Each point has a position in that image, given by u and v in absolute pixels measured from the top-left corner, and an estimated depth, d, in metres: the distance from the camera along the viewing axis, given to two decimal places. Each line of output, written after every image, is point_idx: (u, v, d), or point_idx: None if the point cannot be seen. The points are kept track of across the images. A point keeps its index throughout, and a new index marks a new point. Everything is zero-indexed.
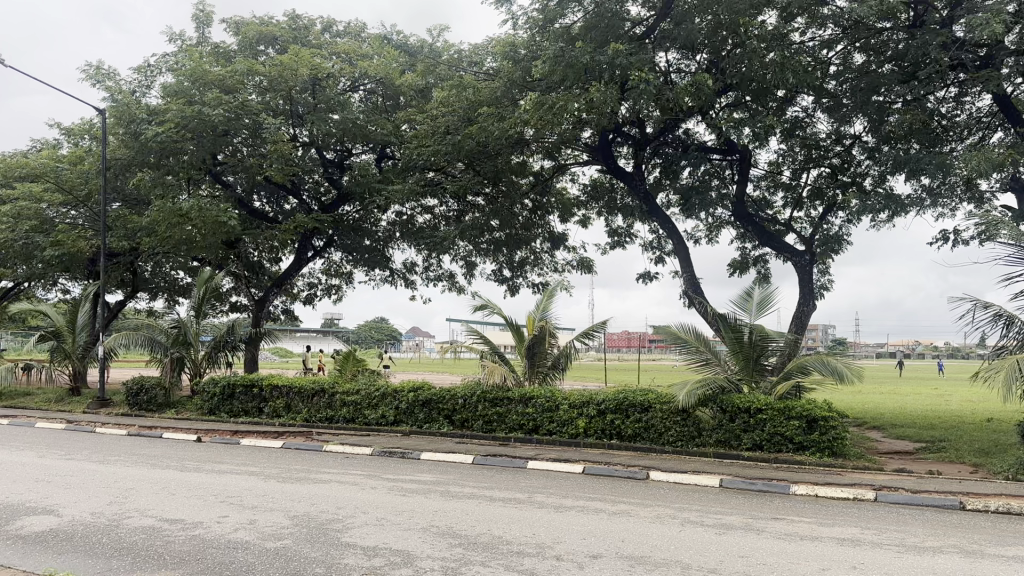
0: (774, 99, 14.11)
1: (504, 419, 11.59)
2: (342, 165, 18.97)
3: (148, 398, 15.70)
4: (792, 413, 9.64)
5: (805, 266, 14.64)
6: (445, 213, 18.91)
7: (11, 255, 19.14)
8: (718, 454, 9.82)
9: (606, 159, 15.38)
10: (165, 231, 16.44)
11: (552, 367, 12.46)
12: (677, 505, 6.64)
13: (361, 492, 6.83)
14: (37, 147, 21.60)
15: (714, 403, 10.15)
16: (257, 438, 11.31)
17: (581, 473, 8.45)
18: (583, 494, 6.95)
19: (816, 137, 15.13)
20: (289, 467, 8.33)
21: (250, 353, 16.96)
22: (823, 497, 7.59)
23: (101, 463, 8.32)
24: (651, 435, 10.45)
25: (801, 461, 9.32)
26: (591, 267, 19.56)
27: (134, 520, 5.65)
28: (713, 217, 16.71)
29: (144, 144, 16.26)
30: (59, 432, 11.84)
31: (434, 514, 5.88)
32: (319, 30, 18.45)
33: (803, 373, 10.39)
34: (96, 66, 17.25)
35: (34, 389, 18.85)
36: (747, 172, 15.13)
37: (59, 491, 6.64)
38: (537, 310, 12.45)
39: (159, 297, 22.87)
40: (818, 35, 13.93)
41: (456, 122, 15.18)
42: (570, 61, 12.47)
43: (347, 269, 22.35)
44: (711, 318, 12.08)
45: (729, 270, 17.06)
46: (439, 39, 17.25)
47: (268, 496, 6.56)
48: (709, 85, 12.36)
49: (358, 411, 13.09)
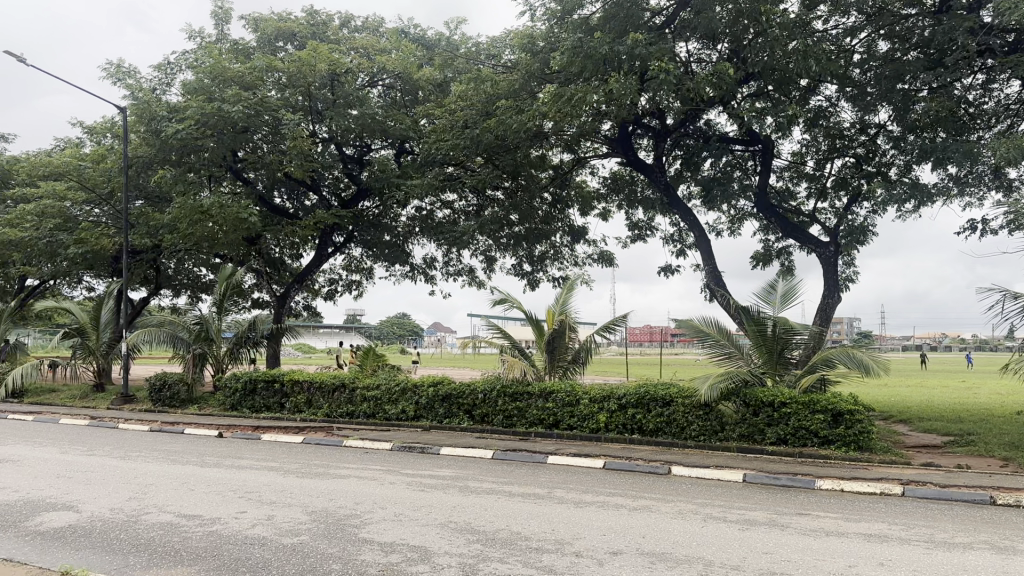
0: (797, 88, 13.90)
1: (525, 414, 11.51)
2: (361, 160, 18.96)
3: (172, 394, 15.82)
4: (816, 407, 9.48)
5: (829, 257, 14.42)
6: (465, 208, 18.85)
7: (36, 253, 19.37)
8: (742, 448, 9.68)
9: (626, 151, 15.23)
10: (186, 228, 16.52)
11: (572, 362, 12.36)
12: (700, 501, 6.52)
13: (379, 487, 6.78)
14: (61, 146, 21.81)
15: (737, 396, 10.01)
16: (278, 433, 11.33)
17: (602, 468, 8.35)
18: (604, 490, 6.85)
19: (840, 127, 14.87)
20: (309, 463, 8.31)
21: (272, 349, 17.02)
22: (849, 492, 7.43)
23: (122, 458, 8.35)
24: (673, 429, 10.32)
25: (826, 455, 9.16)
26: (612, 260, 19.43)
27: (153, 516, 5.64)
28: (735, 208, 16.51)
29: (165, 141, 16.35)
30: (82, 428, 11.94)
31: (453, 509, 5.82)
32: (337, 25, 18.42)
33: (828, 366, 10.22)
34: (117, 64, 17.35)
35: (60, 386, 19.07)
36: (770, 163, 14.92)
37: (79, 487, 6.66)
38: (557, 304, 12.36)
39: (182, 293, 23.04)
40: (841, 22, 13.68)
41: (474, 115, 15.09)
42: (588, 52, 12.34)
43: (367, 265, 22.38)
44: (734, 311, 11.93)
45: (752, 262, 16.85)
46: (456, 32, 17.15)
47: (287, 491, 6.53)
48: (730, 74, 12.17)
49: (378, 406, 13.08)
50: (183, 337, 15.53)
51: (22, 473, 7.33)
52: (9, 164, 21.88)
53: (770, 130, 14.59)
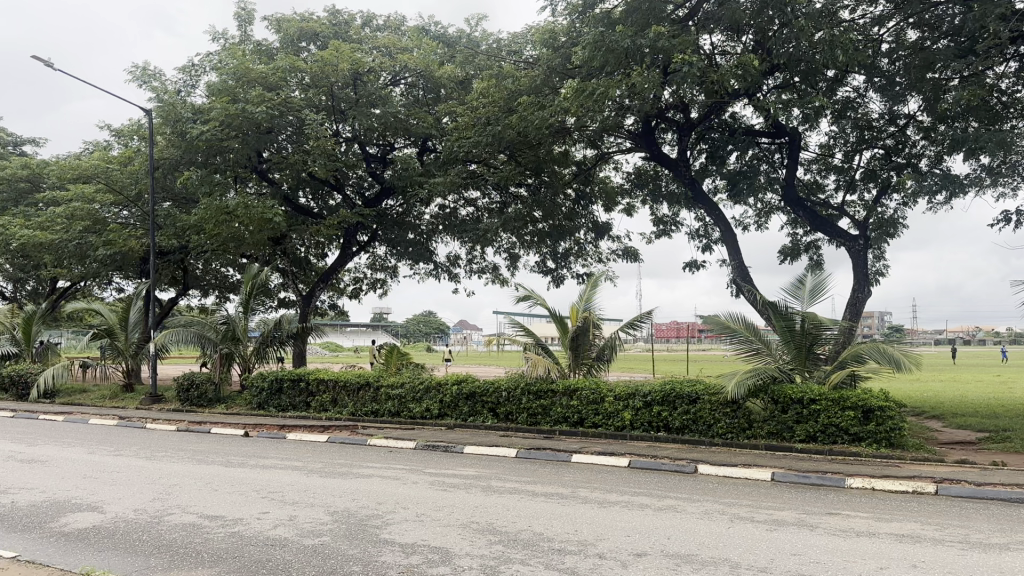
0: (823, 79, 13.67)
1: (549, 412, 11.43)
2: (385, 159, 18.97)
3: (200, 393, 15.97)
4: (846, 404, 9.31)
5: (859, 251, 14.16)
6: (488, 205, 18.78)
7: (67, 255, 19.65)
8: (770, 446, 9.53)
9: (650, 145, 15.08)
10: (212, 228, 16.64)
11: (596, 360, 12.26)
12: (727, 500, 6.40)
13: (402, 486, 6.74)
14: (89, 149, 22.09)
15: (765, 393, 9.86)
16: (304, 432, 11.35)
17: (627, 467, 8.25)
18: (629, 489, 6.76)
19: (869, 118, 14.61)
20: (333, 462, 8.31)
21: (299, 349, 17.09)
22: (881, 490, 7.26)
23: (149, 459, 8.40)
24: (699, 427, 10.19)
25: (857, 453, 8.99)
26: (637, 256, 19.29)
27: (176, 517, 5.65)
28: (762, 202, 16.29)
29: (190, 143, 16.48)
30: (111, 428, 12.07)
31: (475, 509, 5.76)
32: (359, 24, 18.42)
33: (858, 361, 10.03)
34: (142, 67, 17.51)
35: (90, 386, 19.32)
36: (797, 156, 14.70)
37: (105, 487, 6.71)
38: (581, 301, 12.27)
39: (210, 294, 23.26)
40: (869, 12, 13.45)
41: (496, 112, 15.03)
42: (610, 45, 12.22)
43: (392, 263, 22.42)
44: (761, 306, 11.76)
45: (780, 257, 16.62)
46: (477, 28, 17.07)
47: (309, 491, 6.52)
48: (755, 65, 11.98)
49: (403, 405, 13.07)
50: (210, 337, 15.64)
51: (50, 474, 7.40)
52: (39, 167, 22.22)
53: (797, 122, 14.38)
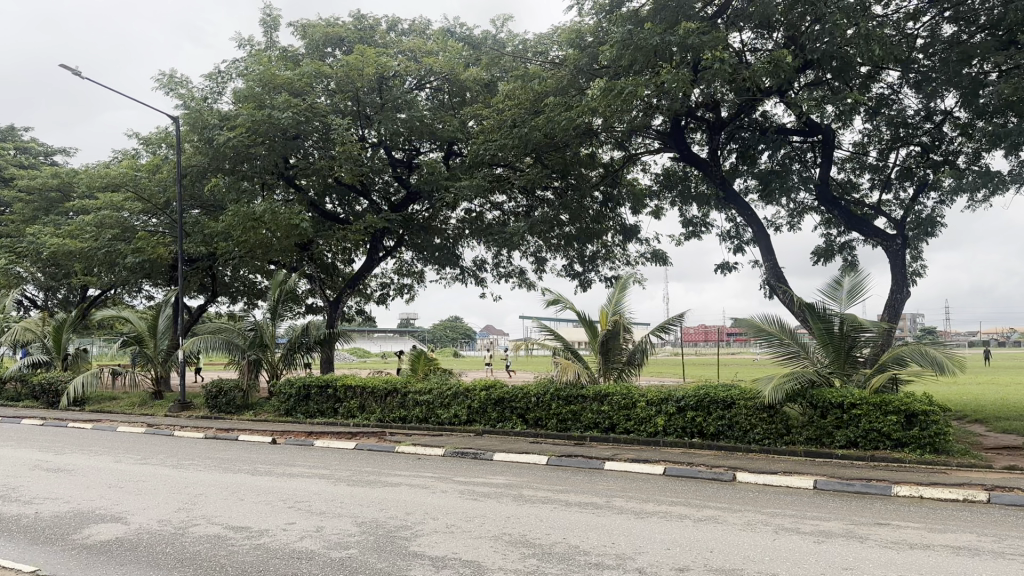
0: (857, 75, 13.34)
1: (579, 417, 11.21)
2: (411, 164, 18.87)
3: (228, 400, 15.94)
4: (888, 408, 8.98)
5: (896, 251, 13.77)
6: (514, 209, 18.60)
7: (97, 263, 19.79)
8: (809, 453, 9.22)
9: (679, 145, 14.80)
10: (239, 235, 16.66)
11: (627, 364, 12.00)
12: (769, 510, 6.13)
13: (432, 495, 6.57)
14: (118, 158, 22.27)
15: (803, 398, 9.56)
16: (332, 439, 11.22)
17: (662, 475, 8.01)
18: (665, 498, 6.52)
19: (904, 115, 14.24)
20: (361, 470, 8.15)
21: (326, 355, 17.03)
22: (929, 499, 6.93)
23: (175, 467, 8.31)
24: (735, 433, 9.90)
25: (900, 459, 8.66)
26: (666, 259, 19.00)
27: (201, 528, 5.53)
28: (795, 202, 15.95)
29: (217, 150, 16.50)
30: (139, 436, 12.05)
31: (507, 521, 5.56)
32: (384, 29, 18.35)
33: (899, 364, 9.69)
34: (169, 74, 17.58)
35: (119, 394, 19.40)
36: (831, 154, 14.35)
37: (130, 497, 6.60)
38: (610, 304, 12.04)
39: (238, 300, 23.32)
40: (902, 6, 13.09)
41: (523, 114, 14.84)
42: (638, 44, 12.02)
43: (418, 268, 22.31)
44: (797, 308, 11.45)
45: (813, 258, 16.25)
46: (502, 29, 16.90)
47: (337, 500, 6.36)
48: (788, 60, 11.68)
49: (431, 411, 12.91)
50: (237, 344, 15.59)
51: (76, 483, 7.32)
52: (68, 177, 22.41)
53: (830, 119, 14.05)
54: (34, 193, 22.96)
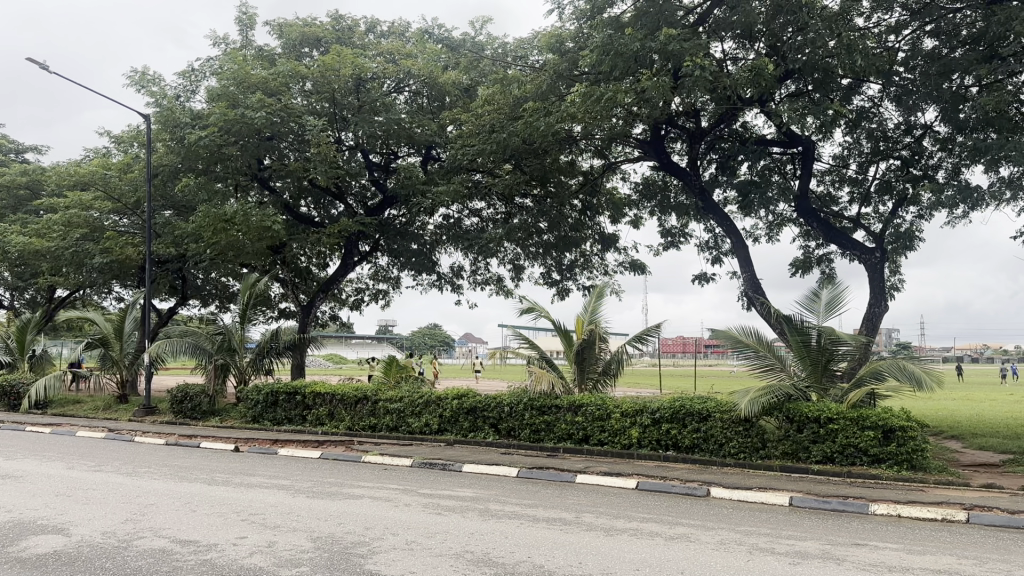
0: (839, 87, 13.26)
1: (552, 428, 10.97)
2: (388, 168, 18.61)
3: (194, 405, 15.58)
4: (866, 423, 8.82)
5: (875, 264, 13.69)
6: (493, 215, 18.39)
7: (64, 263, 19.29)
8: (785, 467, 9.04)
9: (659, 154, 14.63)
10: (210, 236, 16.28)
11: (602, 375, 11.79)
12: (743, 529, 5.92)
13: (394, 509, 6.28)
14: (89, 156, 21.80)
15: (779, 412, 9.39)
16: (298, 447, 10.90)
17: (635, 489, 7.78)
18: (637, 514, 6.29)
19: (884, 129, 14.18)
20: (323, 481, 7.84)
21: (296, 360, 16.71)
22: (908, 518, 6.76)
23: (128, 475, 7.96)
24: (710, 446, 9.71)
25: (877, 476, 8.51)
26: (644, 268, 18.85)
27: (146, 541, 5.22)
28: (774, 213, 15.86)
29: (188, 149, 16.14)
30: (98, 441, 11.65)
31: (470, 537, 5.29)
32: (363, 30, 18.10)
33: (877, 379, 9.55)
34: (141, 71, 17.20)
35: (84, 397, 18.87)
36: (811, 166, 14.24)
37: (76, 507, 6.26)
38: (586, 313, 11.82)
39: (210, 304, 22.86)
40: (884, 20, 13.05)
41: (502, 119, 14.60)
42: (617, 49, 11.86)
43: (394, 274, 22.01)
44: (774, 320, 11.32)
45: (791, 270, 16.16)
46: (482, 32, 16.70)
47: (294, 513, 6.06)
48: (769, 68, 11.54)
49: (402, 419, 12.61)
50: (205, 348, 15.20)
51: (20, 490, 6.95)
52: (37, 174, 21.91)
53: (810, 130, 13.96)
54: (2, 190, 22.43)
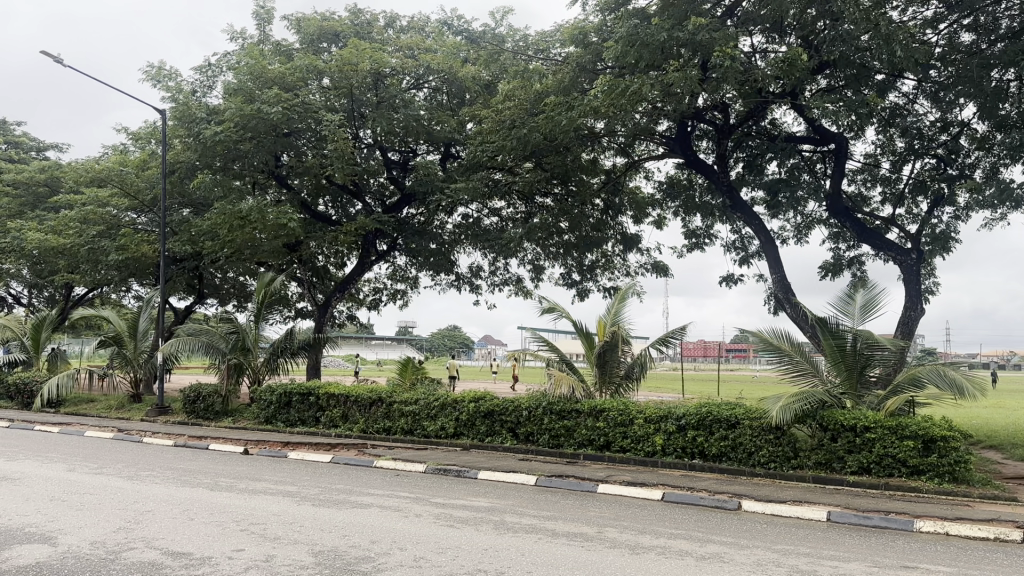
0: (874, 82, 12.70)
1: (573, 434, 10.54)
2: (406, 166, 18.27)
3: (207, 405, 15.29)
4: (905, 432, 8.32)
5: (911, 266, 13.12)
6: (513, 215, 17.97)
7: (81, 260, 19.12)
8: (818, 479, 8.55)
9: (685, 151, 14.12)
10: (226, 234, 15.98)
11: (624, 379, 11.33)
12: (779, 548, 5.48)
13: (404, 520, 5.89)
14: (107, 153, 21.62)
15: (813, 420, 8.91)
16: (309, 451, 10.53)
17: (660, 501, 7.33)
18: (663, 529, 5.85)
19: (919, 127, 13.60)
20: (331, 487, 7.46)
21: (312, 360, 16.35)
22: (957, 537, 6.26)
23: (129, 479, 7.62)
24: (738, 455, 9.21)
25: (918, 488, 7.99)
26: (667, 270, 18.36)
27: (136, 552, 4.87)
28: (803, 214, 15.36)
29: (204, 144, 15.87)
30: (106, 442, 11.35)
31: (485, 554, 4.89)
32: (382, 25, 17.78)
33: (916, 386, 8.98)
34: (157, 66, 16.98)
35: (98, 396, 18.62)
36: (844, 165, 13.70)
37: (69, 513, 5.91)
38: (609, 314, 11.39)
39: (227, 302, 22.61)
40: (921, 13, 12.51)
41: (522, 115, 14.13)
42: (643, 40, 11.38)
43: (412, 274, 21.68)
44: (808, 324, 10.82)
45: (821, 273, 15.62)
46: (502, 24, 16.30)
47: (297, 523, 5.70)
48: (803, 59, 11.00)
49: (417, 423, 12.22)
50: (218, 347, 14.85)
51: (13, 494, 6.61)
52: (55, 171, 21.76)
53: (843, 127, 13.42)
54: (21, 188, 22.35)
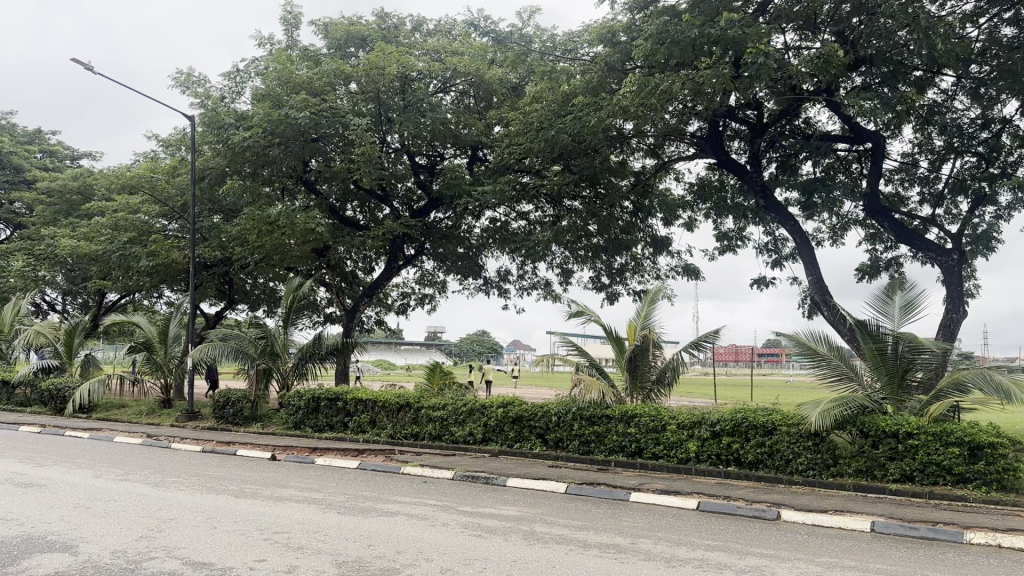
0: (912, 78, 12.32)
1: (604, 440, 10.32)
2: (433, 170, 18.16)
3: (235, 410, 15.24)
4: (949, 439, 7.98)
5: (952, 267, 12.72)
6: (541, 218, 17.78)
7: (113, 267, 19.27)
8: (859, 487, 8.26)
9: (717, 151, 13.85)
10: (254, 239, 15.99)
11: (656, 384, 11.07)
12: (823, 561, 5.22)
13: (431, 529, 5.72)
14: (139, 160, 21.83)
15: (853, 426, 8.61)
16: (336, 457, 10.40)
17: (694, 510, 7.10)
18: (699, 540, 5.62)
19: (958, 124, 13.20)
20: (358, 495, 7.32)
21: (340, 365, 16.28)
22: (1010, 549, 5.94)
23: (155, 485, 7.55)
24: (775, 462, 8.93)
25: (964, 498, 7.66)
26: (698, 273, 18.06)
27: (157, 562, 4.76)
28: (838, 215, 15.01)
29: (232, 149, 15.91)
30: (135, 447, 11.34)
31: (514, 566, 4.71)
32: (408, 28, 17.72)
33: (960, 390, 8.64)
34: (187, 73, 17.07)
35: (129, 401, 18.72)
36: (881, 164, 13.32)
37: (93, 521, 5.83)
38: (639, 317, 11.17)
39: (257, 307, 22.69)
40: (960, 8, 12.11)
41: (550, 116, 13.94)
42: (674, 39, 11.20)
43: (440, 279, 21.57)
44: (846, 328, 10.49)
45: (858, 275, 15.24)
46: (529, 25, 16.15)
47: (322, 532, 5.57)
48: (840, 54, 10.67)
49: (445, 428, 12.07)
50: (248, 353, 14.75)
51: (38, 501, 6.56)
52: (87, 178, 21.99)
53: (880, 125, 13.05)
54: (56, 195, 22.63)
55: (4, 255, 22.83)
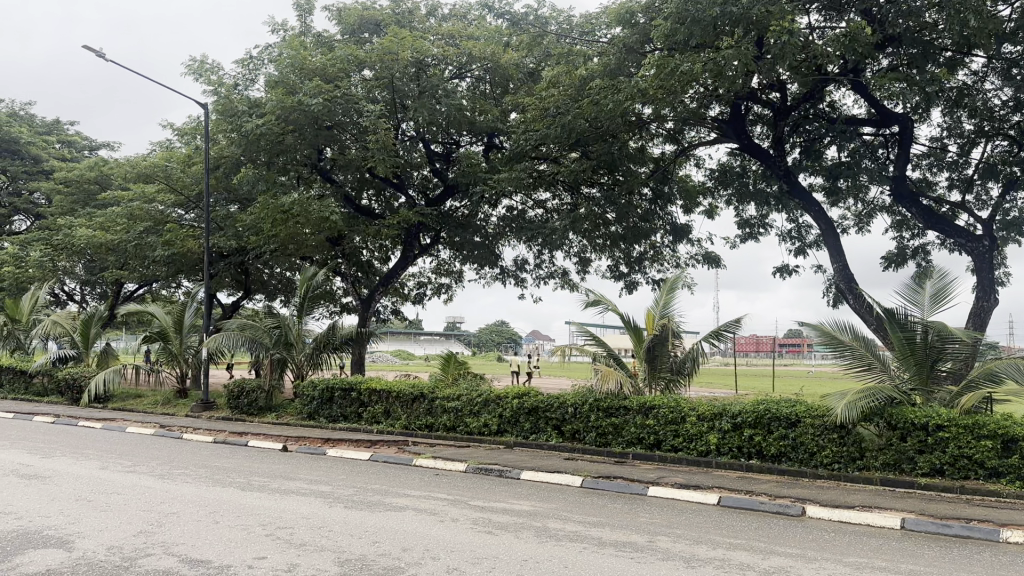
0: (942, 60, 11.82)
1: (621, 432, 10.06)
2: (449, 158, 17.90)
3: (250, 400, 15.08)
4: (981, 432, 7.65)
5: (983, 253, 12.29)
6: (558, 206, 17.47)
7: (129, 256, 19.18)
8: (887, 481, 7.95)
9: (739, 136, 13.47)
10: (269, 228, 15.82)
11: (675, 374, 10.77)
12: (851, 561, 4.93)
13: (439, 525, 5.49)
14: (155, 149, 21.74)
15: (880, 418, 8.27)
16: (348, 448, 10.21)
17: (716, 506, 6.83)
18: (720, 538, 5.35)
19: (990, 107, 12.68)
20: (367, 488, 7.12)
21: (356, 353, 16.11)
22: None
23: (161, 477, 7.38)
24: (799, 455, 8.63)
25: (997, 493, 7.33)
26: (720, 262, 17.71)
27: (152, 559, 4.57)
28: (864, 201, 14.62)
29: (245, 136, 15.71)
30: (147, 438, 11.21)
31: (523, 565, 4.47)
32: (423, 13, 17.43)
33: (992, 381, 8.30)
34: (200, 60, 16.91)
35: (145, 391, 18.67)
36: (908, 148, 12.89)
37: (92, 515, 5.66)
38: (658, 306, 10.89)
39: (274, 296, 22.57)
40: None
41: (567, 101, 13.58)
42: (694, 18, 10.83)
43: (457, 268, 21.36)
44: (874, 317, 10.14)
45: (883, 263, 14.83)
46: (545, 6, 15.82)
47: (326, 528, 5.36)
48: (867, 33, 10.27)
49: (459, 419, 11.87)
50: (263, 342, 14.61)
51: (39, 494, 6.41)
52: (104, 168, 21.96)
53: (908, 107, 12.61)
54: (74, 185, 22.64)
55: (23, 245, 22.89)
